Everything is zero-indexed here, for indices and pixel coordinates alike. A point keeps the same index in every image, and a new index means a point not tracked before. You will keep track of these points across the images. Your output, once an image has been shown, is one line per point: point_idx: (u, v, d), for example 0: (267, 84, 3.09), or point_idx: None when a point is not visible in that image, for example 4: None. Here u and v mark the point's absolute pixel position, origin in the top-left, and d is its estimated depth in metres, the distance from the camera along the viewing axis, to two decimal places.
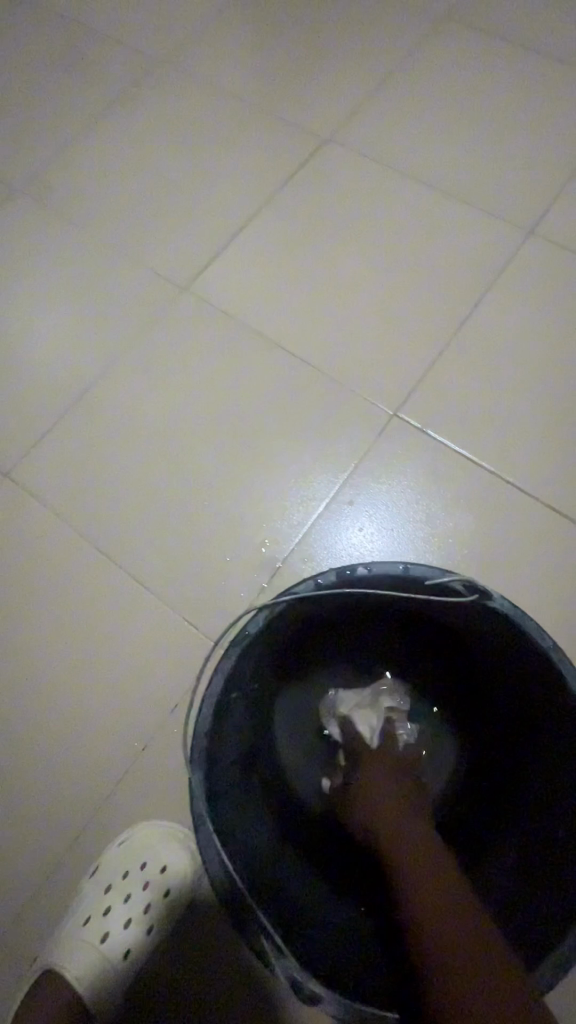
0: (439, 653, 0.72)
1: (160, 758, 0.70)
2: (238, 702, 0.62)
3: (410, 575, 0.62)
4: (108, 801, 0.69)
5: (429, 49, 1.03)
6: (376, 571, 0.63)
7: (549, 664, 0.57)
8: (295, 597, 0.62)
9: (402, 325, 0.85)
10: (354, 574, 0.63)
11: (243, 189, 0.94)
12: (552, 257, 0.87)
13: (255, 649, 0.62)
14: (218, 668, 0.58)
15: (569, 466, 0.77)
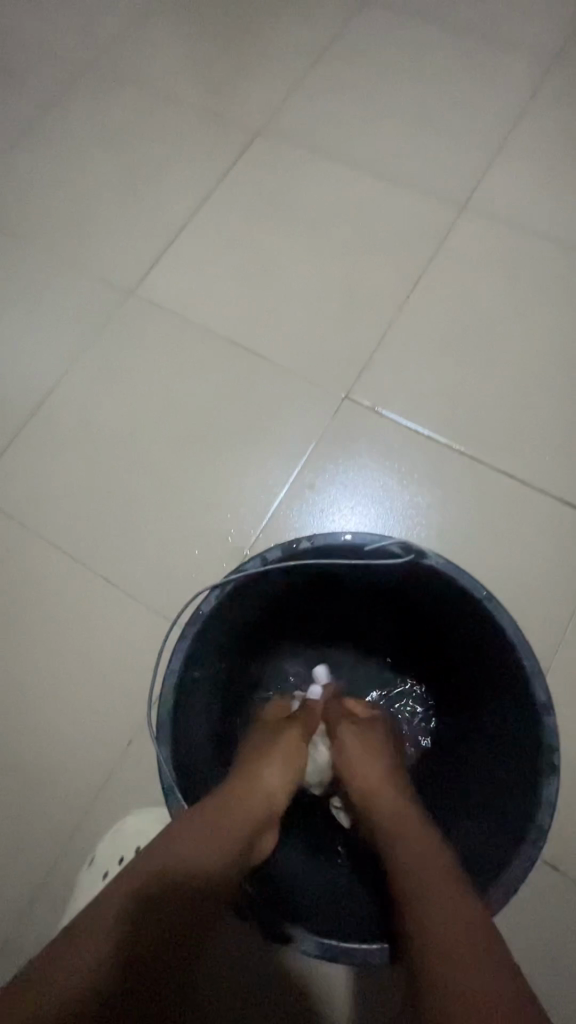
0: (396, 628, 0.67)
1: (118, 737, 0.70)
2: (201, 681, 0.57)
3: (355, 544, 0.57)
4: (69, 783, 0.69)
5: (337, 53, 1.10)
6: (322, 542, 0.57)
7: (488, 618, 0.54)
8: (244, 574, 0.56)
9: (343, 311, 0.89)
10: (300, 548, 0.57)
11: (188, 183, 1.01)
12: (493, 229, 0.93)
13: (214, 627, 0.57)
14: (176, 645, 0.53)
15: (508, 419, 0.82)
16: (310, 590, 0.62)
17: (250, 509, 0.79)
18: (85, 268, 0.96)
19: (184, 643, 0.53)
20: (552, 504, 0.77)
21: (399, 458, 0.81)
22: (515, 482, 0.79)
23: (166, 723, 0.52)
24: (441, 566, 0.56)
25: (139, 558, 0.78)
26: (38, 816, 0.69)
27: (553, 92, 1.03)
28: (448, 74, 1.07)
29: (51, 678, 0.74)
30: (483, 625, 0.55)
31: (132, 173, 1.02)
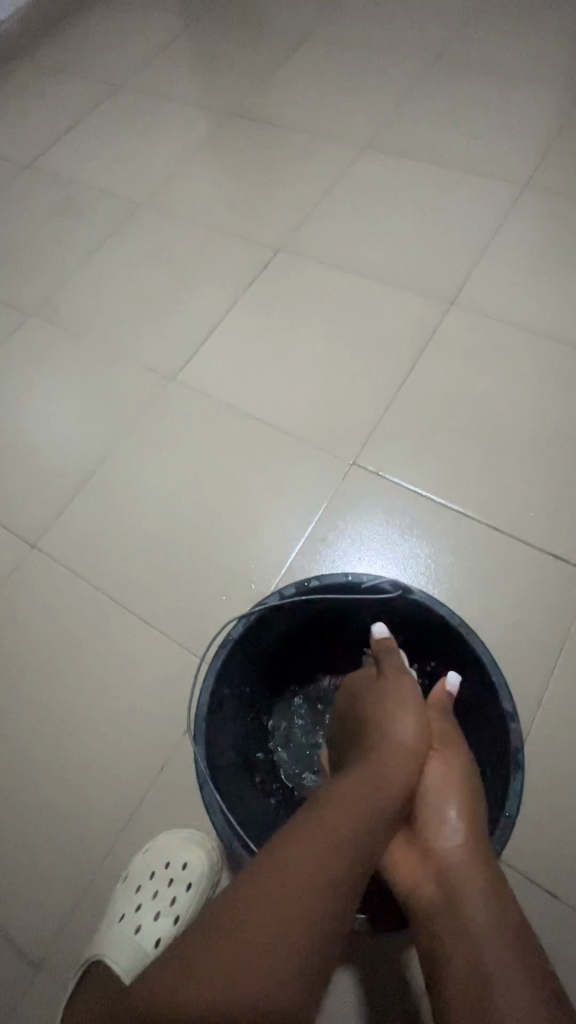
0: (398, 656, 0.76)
1: (153, 762, 0.79)
2: (229, 699, 0.66)
3: (357, 581, 0.67)
4: (109, 805, 0.78)
5: (342, 186, 1.34)
6: (329, 580, 0.67)
7: (468, 642, 0.63)
8: (265, 607, 0.66)
9: (349, 391, 1.05)
10: (310, 585, 0.67)
11: (219, 291, 1.21)
12: (477, 321, 1.10)
13: (241, 652, 0.67)
14: (210, 665, 0.63)
15: (496, 481, 0.93)
16: (318, 623, 0.73)
17: (271, 558, 0.91)
18: (132, 360, 1.15)
19: (216, 663, 0.63)
20: (538, 554, 0.87)
21: (401, 514, 0.92)
22: (504, 534, 0.89)
23: (202, 730, 0.61)
24: (423, 597, 0.65)
25: (174, 602, 0.90)
26: (81, 836, 0.77)
27: (525, 211, 1.24)
28: (435, 200, 1.29)
29: (94, 709, 0.84)
30: (465, 647, 0.64)
31: (174, 283, 1.24)
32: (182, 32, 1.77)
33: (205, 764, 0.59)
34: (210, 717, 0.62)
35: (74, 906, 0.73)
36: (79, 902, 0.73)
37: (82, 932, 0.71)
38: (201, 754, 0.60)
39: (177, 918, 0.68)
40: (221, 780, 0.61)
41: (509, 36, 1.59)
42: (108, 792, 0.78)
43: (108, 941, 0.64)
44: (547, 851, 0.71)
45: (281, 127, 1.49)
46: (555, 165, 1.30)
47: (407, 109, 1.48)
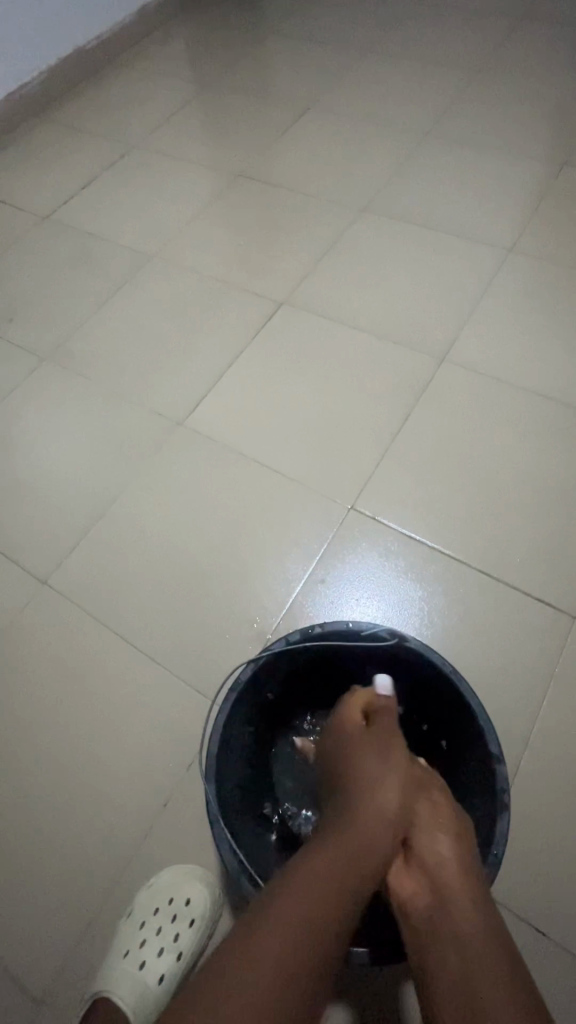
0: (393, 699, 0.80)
1: (157, 798, 0.82)
2: (237, 738, 0.70)
3: (357, 629, 0.72)
4: (113, 840, 0.80)
5: (341, 245, 1.44)
6: (331, 627, 0.72)
7: (458, 689, 0.68)
8: (272, 651, 0.71)
9: (347, 438, 1.11)
10: (314, 632, 0.72)
11: (225, 341, 1.29)
12: (466, 375, 1.18)
13: (249, 693, 0.71)
14: (221, 706, 0.67)
15: (485, 527, 0.99)
16: (319, 666, 0.77)
17: (273, 599, 0.96)
18: (142, 403, 1.22)
19: (226, 705, 0.67)
20: (525, 600, 0.92)
21: (396, 558, 0.98)
22: (493, 580, 0.94)
23: (213, 769, 0.64)
24: (417, 645, 0.70)
25: (179, 640, 0.94)
26: (84, 871, 0.79)
27: (510, 274, 1.34)
28: (426, 261, 1.39)
29: (100, 745, 0.87)
30: (455, 693, 0.68)
31: (183, 332, 1.32)
32: (193, 98, 1.91)
33: (215, 803, 0.63)
34: (219, 757, 0.66)
35: (77, 942, 0.74)
36: (83, 937, 0.75)
37: (85, 968, 0.73)
38: (212, 793, 0.63)
39: (181, 954, 0.70)
40: (229, 818, 0.64)
41: (495, 112, 1.73)
42: (112, 828, 0.81)
43: (114, 977, 0.66)
44: (538, 889, 0.74)
45: (285, 188, 1.60)
46: (538, 233, 1.41)
47: (402, 176, 1.59)
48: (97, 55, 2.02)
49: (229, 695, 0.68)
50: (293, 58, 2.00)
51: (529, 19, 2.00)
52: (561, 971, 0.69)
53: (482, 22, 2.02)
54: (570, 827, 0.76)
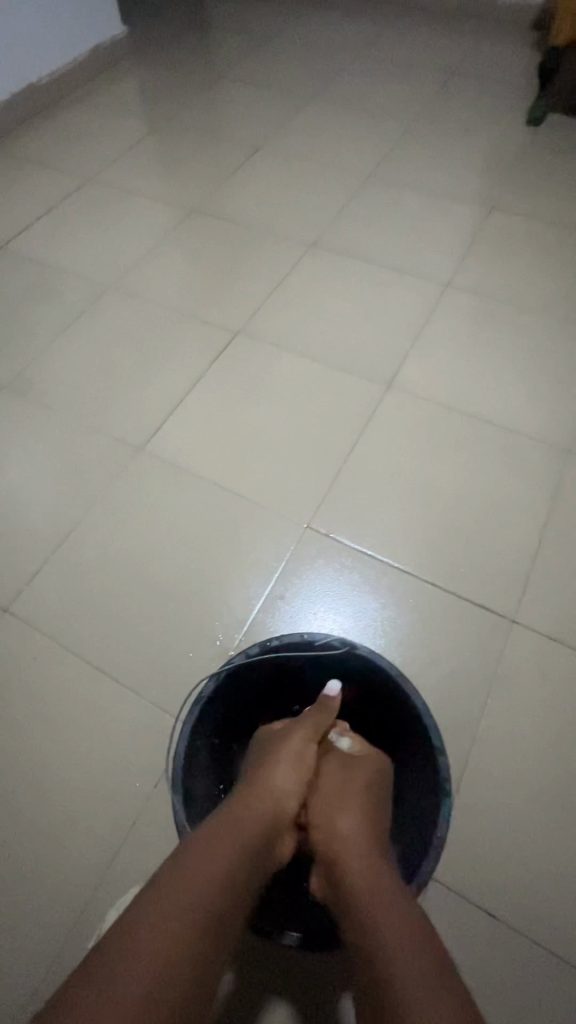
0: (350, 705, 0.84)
1: (125, 817, 0.84)
2: (203, 749, 0.73)
3: (311, 639, 0.77)
4: (82, 863, 0.81)
5: (293, 278, 1.53)
6: (288, 638, 0.77)
7: (403, 691, 0.73)
8: (234, 663, 0.75)
9: (303, 460, 1.18)
10: (272, 644, 0.76)
11: (184, 368, 1.34)
12: (410, 400, 1.27)
13: (213, 704, 0.75)
14: (187, 718, 0.70)
15: (430, 541, 1.07)
16: (278, 678, 0.82)
17: (235, 615, 1.00)
18: (102, 429, 1.25)
19: (192, 716, 0.70)
20: (470, 606, 1.00)
21: (350, 571, 1.04)
22: (441, 589, 1.02)
23: (180, 778, 0.68)
24: (366, 654, 0.76)
25: (144, 660, 0.96)
26: (55, 896, 0.79)
27: (449, 306, 1.46)
28: (371, 293, 1.49)
29: (66, 769, 0.88)
30: (401, 694, 0.74)
31: (142, 360, 1.36)
32: (148, 135, 1.98)
33: (183, 809, 0.66)
34: (185, 774, 0.69)
35: (46, 967, 0.74)
36: (52, 961, 0.75)
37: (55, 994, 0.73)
38: (179, 801, 0.66)
39: None
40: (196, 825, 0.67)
41: (431, 158, 1.89)
42: (80, 850, 0.82)
43: None
44: (487, 875, 0.80)
45: (239, 223, 1.68)
46: (473, 268, 1.55)
47: (349, 213, 1.71)
48: (51, 89, 2.07)
49: (194, 707, 0.72)
50: (244, 100, 2.11)
51: (459, 73, 2.19)
52: (510, 946, 0.76)
53: (417, 74, 2.20)
54: (514, 814, 0.83)
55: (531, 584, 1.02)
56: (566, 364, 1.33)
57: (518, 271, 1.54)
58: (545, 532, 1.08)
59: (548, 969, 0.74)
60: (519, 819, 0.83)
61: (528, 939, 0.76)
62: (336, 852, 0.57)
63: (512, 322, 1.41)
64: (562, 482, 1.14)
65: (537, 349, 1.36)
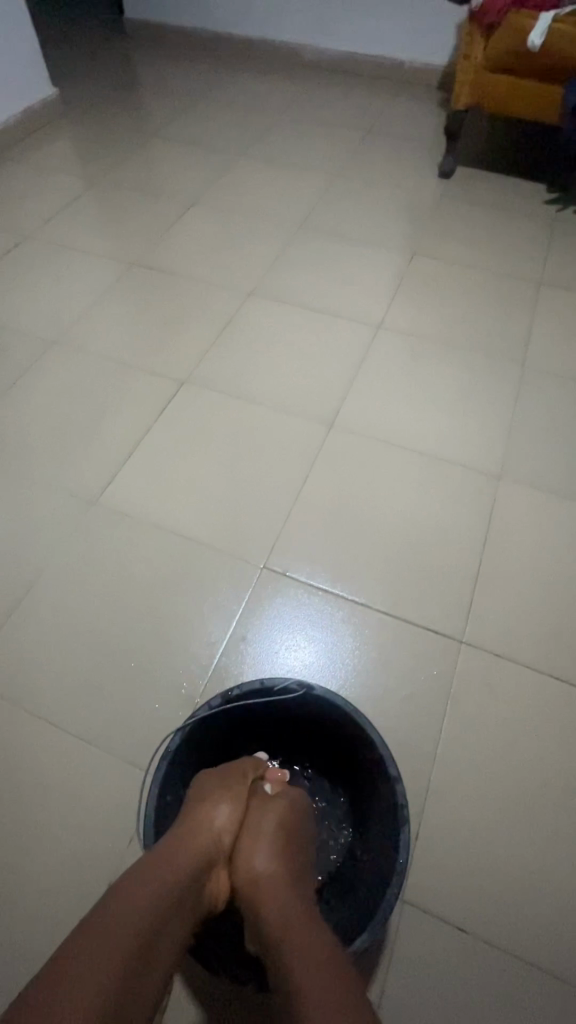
0: (313, 743, 0.87)
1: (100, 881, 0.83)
2: (172, 805, 0.74)
3: (270, 685, 0.80)
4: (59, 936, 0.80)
5: (234, 326, 1.60)
6: (247, 686, 0.79)
7: (359, 727, 0.77)
8: (198, 716, 0.77)
9: (255, 502, 1.23)
10: (233, 693, 0.79)
11: (133, 419, 1.37)
12: (352, 438, 1.35)
13: (179, 759, 0.76)
14: (155, 776, 0.71)
15: (379, 572, 1.13)
16: (241, 723, 0.84)
17: (199, 662, 1.02)
18: (54, 485, 1.26)
19: (159, 773, 0.71)
20: (420, 631, 1.06)
21: (307, 606, 1.09)
22: (393, 617, 1.08)
23: (151, 838, 0.68)
24: (322, 692, 0.79)
25: (110, 716, 0.96)
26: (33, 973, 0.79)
27: (382, 346, 1.56)
28: (309, 337, 1.58)
29: (34, 840, 0.86)
30: (357, 730, 0.77)
31: (92, 414, 1.38)
32: (85, 191, 2.04)
33: None
34: (157, 828, 0.69)
35: None
36: None
37: None
38: None
39: None
40: None
41: (356, 207, 2.04)
42: (56, 923, 0.81)
43: None
44: (455, 894, 0.84)
45: (179, 275, 1.75)
46: (402, 310, 1.67)
47: (283, 262, 1.82)
48: None
49: (161, 765, 0.73)
50: (177, 156, 2.22)
51: (376, 129, 2.38)
52: (481, 961, 0.80)
53: (337, 131, 2.37)
54: (475, 828, 0.89)
55: (475, 605, 1.10)
56: (490, 395, 1.45)
57: (442, 310, 1.67)
58: (482, 554, 1.16)
59: (516, 975, 0.79)
60: (479, 832, 0.88)
61: (495, 948, 0.81)
62: (266, 891, 0.55)
63: (440, 358, 1.53)
64: (495, 505, 1.24)
65: (464, 383, 1.48)
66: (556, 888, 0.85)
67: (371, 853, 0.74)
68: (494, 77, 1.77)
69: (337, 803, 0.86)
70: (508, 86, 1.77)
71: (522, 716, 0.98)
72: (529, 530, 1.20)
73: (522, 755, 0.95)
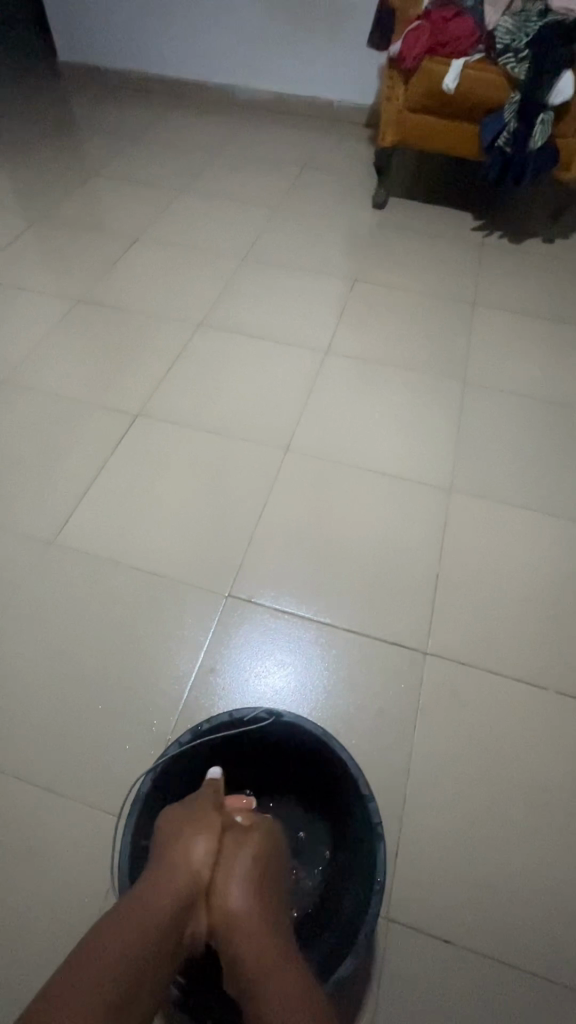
0: (286, 771, 0.87)
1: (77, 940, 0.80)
2: (147, 852, 0.72)
3: (238, 717, 0.80)
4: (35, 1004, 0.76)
5: (185, 358, 1.62)
6: (216, 720, 0.79)
7: (329, 750, 0.77)
8: (167, 757, 0.76)
9: (215, 531, 1.24)
10: (202, 729, 0.78)
11: (87, 456, 1.37)
12: (307, 461, 1.38)
13: (151, 803, 0.75)
14: (126, 825, 0.70)
15: (341, 590, 1.16)
16: (214, 757, 0.84)
17: (168, 697, 1.01)
18: (7, 528, 1.23)
19: (131, 822, 0.70)
20: (387, 646, 1.09)
21: (273, 631, 1.09)
22: (358, 634, 1.10)
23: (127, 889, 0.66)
24: (291, 717, 0.80)
25: (78, 763, 0.93)
26: None
27: (331, 369, 1.62)
28: (259, 364, 1.62)
29: (5, 908, 0.82)
30: (328, 753, 0.78)
31: (44, 453, 1.37)
32: (26, 230, 2.04)
33: None
34: (134, 873, 0.68)
35: None
36: None
37: None
38: None
39: None
40: None
41: (296, 238, 2.11)
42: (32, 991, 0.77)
43: None
44: (438, 905, 0.85)
45: (126, 309, 1.76)
46: (348, 334, 1.73)
47: (230, 293, 1.86)
48: None
49: (133, 812, 0.71)
50: (119, 193, 2.25)
51: (311, 165, 2.48)
52: (467, 968, 0.81)
53: (274, 166, 2.47)
54: (451, 837, 0.90)
55: (435, 616, 1.13)
56: (437, 411, 1.52)
57: (386, 333, 1.75)
58: (439, 565, 1.21)
59: (506, 981, 0.80)
60: (458, 841, 0.90)
61: (480, 954, 0.82)
62: (239, 932, 0.54)
63: (387, 379, 1.60)
64: (449, 517, 1.29)
65: (410, 401, 1.54)
66: (535, 887, 0.87)
67: (351, 875, 0.75)
68: (413, 118, 1.90)
69: (315, 828, 0.86)
70: (426, 126, 1.90)
71: (489, 721, 1.01)
72: (482, 539, 1.26)
73: (493, 759, 0.98)
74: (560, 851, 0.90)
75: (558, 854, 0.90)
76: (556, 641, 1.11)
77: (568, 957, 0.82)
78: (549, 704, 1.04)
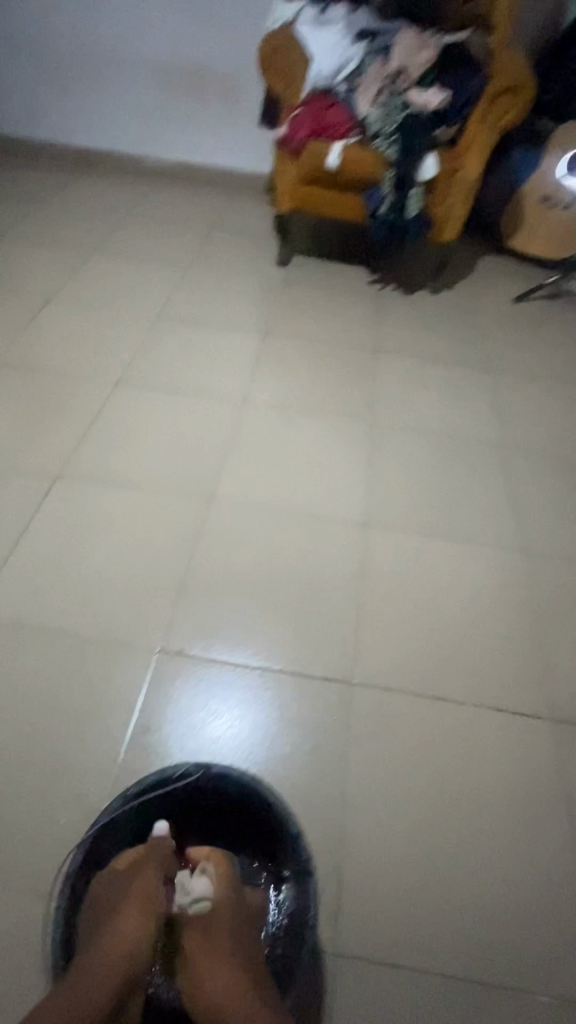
0: (219, 823, 0.89)
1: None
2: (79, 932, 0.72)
3: (169, 775, 0.82)
4: None
5: (105, 416, 1.65)
6: (146, 782, 0.81)
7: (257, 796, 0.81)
8: (97, 829, 0.77)
9: (144, 586, 1.25)
10: (133, 794, 0.80)
11: (7, 522, 1.35)
12: (231, 508, 1.44)
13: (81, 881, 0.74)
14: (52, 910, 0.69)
15: (271, 631, 1.21)
16: (150, 820, 0.84)
17: (103, 761, 1.00)
18: None
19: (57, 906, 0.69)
20: (318, 681, 1.14)
21: (207, 680, 1.12)
22: (290, 672, 1.15)
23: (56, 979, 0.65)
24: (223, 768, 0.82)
25: (10, 844, 0.90)
26: None
27: (249, 418, 1.71)
28: (180, 419, 1.68)
29: None
30: (257, 798, 0.81)
31: None
32: None
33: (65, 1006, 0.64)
34: (70, 953, 0.71)
35: None
36: None
37: None
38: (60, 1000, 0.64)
39: None
40: None
41: (208, 294, 2.23)
42: None
43: None
44: (379, 928, 0.89)
45: (43, 371, 1.78)
46: (263, 384, 1.84)
47: (147, 350, 1.93)
48: None
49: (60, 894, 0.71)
50: (30, 257, 2.28)
51: (219, 226, 2.65)
52: (411, 984, 0.85)
53: (183, 228, 2.61)
54: (388, 858, 0.95)
55: (360, 646, 1.20)
56: (351, 452, 1.63)
57: (299, 382, 1.87)
58: (361, 597, 1.29)
59: (454, 990, 0.85)
60: (394, 861, 0.95)
61: (421, 970, 0.86)
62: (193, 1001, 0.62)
63: (303, 424, 1.71)
64: (367, 550, 1.38)
65: (324, 444, 1.65)
66: (472, 895, 0.93)
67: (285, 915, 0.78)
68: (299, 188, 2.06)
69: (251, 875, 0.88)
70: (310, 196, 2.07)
71: (418, 740, 1.08)
72: (398, 568, 1.35)
73: (423, 777, 1.04)
74: (491, 856, 0.97)
75: (490, 858, 0.97)
76: (470, 656, 1.22)
77: (506, 955, 0.88)
78: (468, 716, 1.12)
